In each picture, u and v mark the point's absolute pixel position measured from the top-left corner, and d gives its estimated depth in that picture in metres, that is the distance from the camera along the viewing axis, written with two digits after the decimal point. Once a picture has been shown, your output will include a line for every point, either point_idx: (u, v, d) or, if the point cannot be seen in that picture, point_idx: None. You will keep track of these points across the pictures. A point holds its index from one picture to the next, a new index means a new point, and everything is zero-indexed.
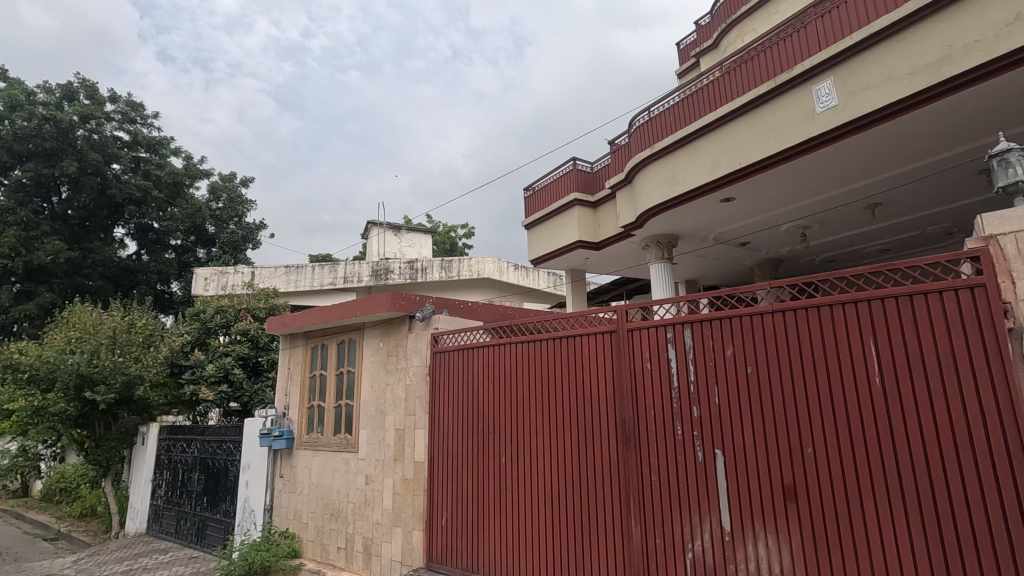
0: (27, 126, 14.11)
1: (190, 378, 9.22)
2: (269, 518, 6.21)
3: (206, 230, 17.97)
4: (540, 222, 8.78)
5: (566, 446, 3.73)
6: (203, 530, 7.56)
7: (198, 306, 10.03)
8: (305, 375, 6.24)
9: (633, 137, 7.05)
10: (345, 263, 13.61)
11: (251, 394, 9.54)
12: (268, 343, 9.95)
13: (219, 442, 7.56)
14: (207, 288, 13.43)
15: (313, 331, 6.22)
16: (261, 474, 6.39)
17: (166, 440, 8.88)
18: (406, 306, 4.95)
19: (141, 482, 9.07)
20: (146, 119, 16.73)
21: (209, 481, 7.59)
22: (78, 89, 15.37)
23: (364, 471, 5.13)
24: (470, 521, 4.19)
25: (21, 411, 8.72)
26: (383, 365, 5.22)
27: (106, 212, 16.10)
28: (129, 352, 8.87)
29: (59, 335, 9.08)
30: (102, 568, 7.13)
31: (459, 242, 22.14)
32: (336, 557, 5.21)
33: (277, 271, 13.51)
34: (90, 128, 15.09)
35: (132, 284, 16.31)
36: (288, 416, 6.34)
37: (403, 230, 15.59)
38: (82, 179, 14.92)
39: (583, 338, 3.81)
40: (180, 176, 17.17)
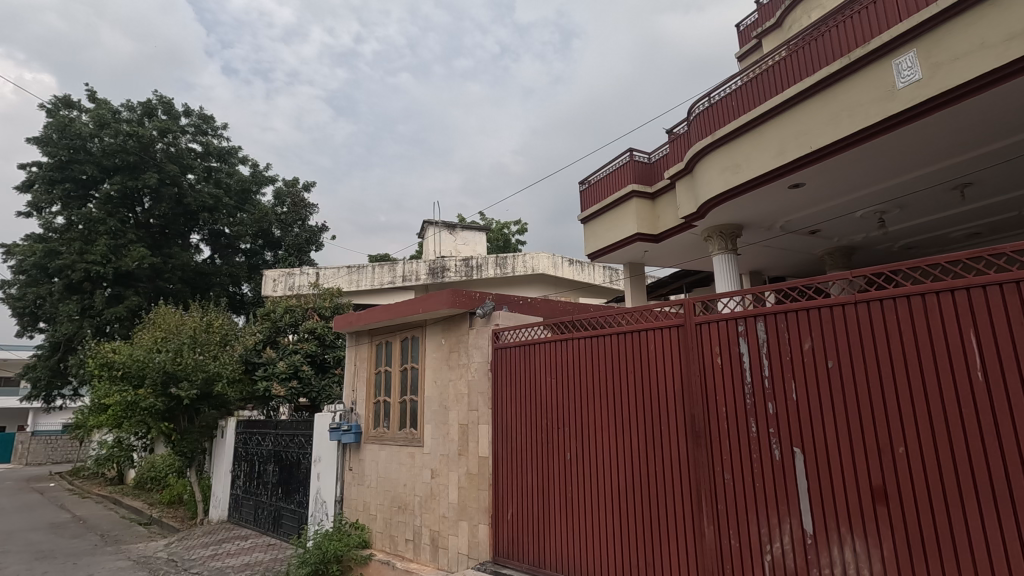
0: (113, 143, 15.29)
1: (263, 375, 9.74)
2: (340, 509, 6.46)
3: (272, 234, 18.86)
4: (596, 215, 8.67)
5: (632, 444, 3.67)
6: (279, 519, 7.94)
7: (269, 306, 10.51)
8: (371, 371, 6.44)
9: (692, 125, 6.84)
10: (404, 262, 13.92)
11: (319, 389, 9.93)
12: (334, 341, 10.32)
13: (292, 436, 7.92)
14: (276, 289, 14.08)
15: (378, 328, 6.39)
16: (332, 467, 6.65)
17: (243, 434, 9.39)
18: (466, 303, 5.01)
19: (222, 472, 9.65)
20: (216, 131, 17.74)
21: (284, 473, 7.97)
22: (156, 105, 16.52)
23: (430, 464, 5.24)
24: (535, 517, 4.20)
25: (116, 406, 9.41)
26: (445, 361, 5.31)
27: (184, 220, 17.18)
28: (208, 350, 9.50)
29: (147, 335, 9.79)
30: (190, 552, 7.64)
31: (513, 238, 22.25)
32: (405, 548, 5.35)
33: (340, 271, 14.01)
34: (168, 142, 16.30)
35: (208, 286, 17.34)
36: (356, 411, 6.57)
37: (458, 229, 15.81)
38: (162, 190, 16.02)
39: (647, 333, 3.73)
40: (248, 183, 18.15)
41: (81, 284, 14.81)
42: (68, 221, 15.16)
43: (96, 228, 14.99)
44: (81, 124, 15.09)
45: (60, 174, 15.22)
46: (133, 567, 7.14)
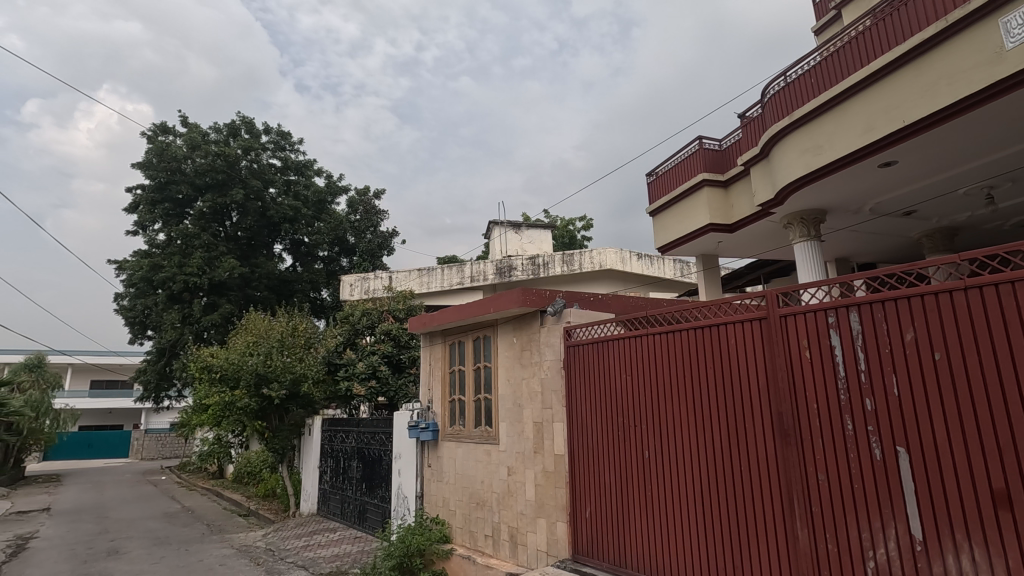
0: (204, 163, 16.55)
1: (344, 375, 10.25)
2: (421, 505, 6.67)
3: (347, 241, 19.76)
4: (665, 207, 8.44)
5: (715, 442, 3.55)
6: (364, 513, 8.31)
7: (347, 309, 11.02)
8: (445, 370, 6.60)
9: (767, 108, 6.52)
10: (472, 263, 14.13)
11: (396, 388, 10.31)
12: (408, 341, 10.68)
13: (373, 434, 8.27)
14: (353, 294, 14.72)
15: (451, 329, 6.52)
16: (412, 464, 6.88)
17: (328, 431, 9.93)
18: (537, 301, 5.03)
19: (310, 468, 10.23)
20: (293, 146, 18.81)
21: (367, 469, 8.34)
22: (240, 126, 17.73)
23: (506, 462, 5.31)
24: (614, 516, 4.15)
25: (216, 405, 10.16)
26: (518, 360, 5.35)
27: (268, 231, 18.33)
28: (294, 352, 10.12)
29: (240, 339, 10.53)
30: (285, 542, 8.16)
31: (578, 234, 22.10)
32: (484, 544, 5.44)
33: (411, 274, 14.45)
34: (251, 159, 17.47)
35: (291, 292, 18.40)
36: (432, 409, 6.75)
37: (524, 227, 15.90)
38: (248, 204, 17.21)
39: (727, 327, 3.58)
40: (323, 194, 19.11)
41: (181, 295, 16.13)
42: (168, 237, 16.57)
43: (192, 243, 16.28)
44: (176, 148, 16.43)
45: (160, 195, 16.66)
46: (237, 554, 7.71)
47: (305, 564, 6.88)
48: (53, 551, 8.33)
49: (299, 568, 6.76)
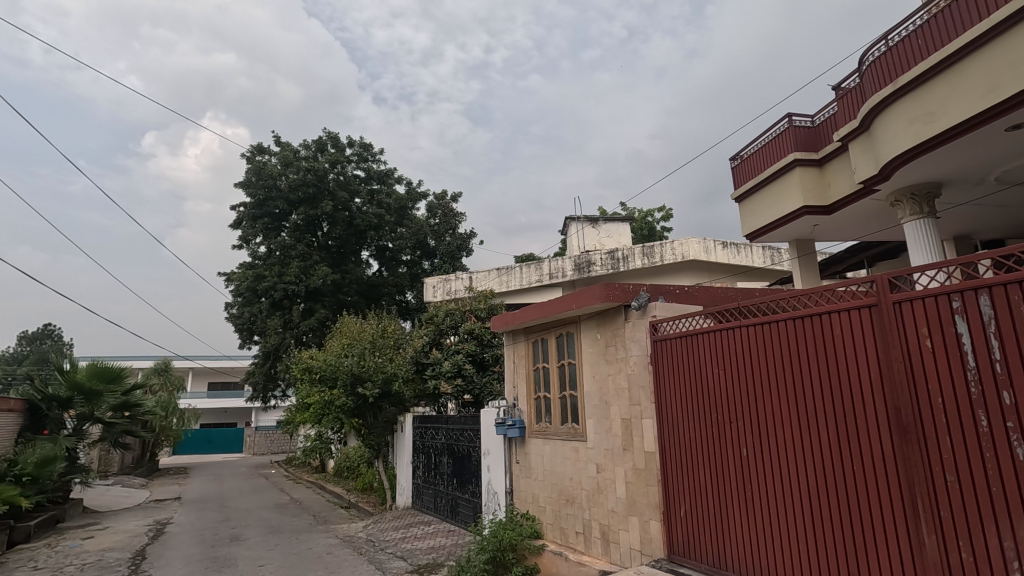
0: (296, 178, 17.78)
1: (432, 374, 10.64)
2: (511, 500, 6.77)
3: (428, 244, 20.43)
4: (753, 191, 7.99)
5: (820, 440, 3.33)
6: (456, 507, 8.56)
7: (431, 311, 11.41)
8: (529, 368, 6.63)
9: (866, 77, 6.00)
10: (550, 260, 14.10)
11: (481, 386, 10.53)
12: (491, 340, 10.87)
13: (462, 431, 8.51)
14: (436, 295, 15.18)
15: (534, 326, 6.54)
16: (501, 461, 7.01)
17: (419, 428, 10.34)
18: (620, 296, 4.94)
19: (404, 463, 10.70)
20: (375, 156, 19.71)
21: (457, 465, 8.58)
22: (327, 141, 18.87)
23: (594, 459, 5.26)
24: (710, 516, 4.01)
25: (317, 404, 10.82)
26: (603, 356, 5.29)
27: (355, 239, 19.31)
28: (385, 353, 10.65)
29: (335, 342, 11.20)
30: (384, 534, 8.58)
31: (657, 226, 21.49)
32: (576, 541, 5.43)
33: (491, 274, 14.67)
34: (338, 171, 18.56)
35: (379, 296, 19.29)
36: (518, 406, 6.79)
37: (601, 221, 15.66)
38: (336, 215, 18.31)
39: (831, 317, 3.34)
40: (404, 201, 19.87)
41: (282, 302, 17.39)
42: (268, 249, 17.92)
43: (289, 253, 17.50)
44: (271, 166, 17.71)
45: (260, 210, 18.04)
46: (341, 544, 8.21)
47: (403, 556, 7.19)
48: (186, 536, 9.29)
49: (398, 559, 7.08)
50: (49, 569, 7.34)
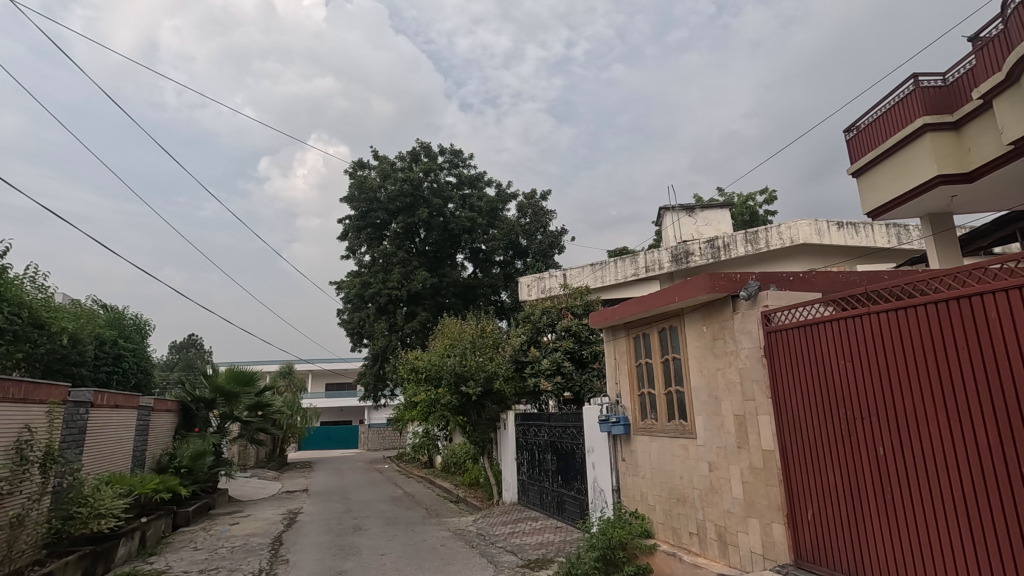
0: (394, 189, 18.73)
1: (531, 372, 10.77)
2: (619, 498, 6.68)
3: (520, 244, 20.70)
4: (873, 164, 7.27)
5: (971, 440, 2.94)
6: (562, 504, 8.59)
7: (528, 310, 11.55)
8: (631, 363, 6.50)
9: (1012, 23, 5.24)
10: (645, 253, 13.75)
11: (581, 383, 10.57)
12: (589, 336, 10.82)
13: (564, 428, 8.54)
14: (531, 294, 15.33)
15: (634, 321, 6.41)
16: (606, 459, 6.95)
17: (521, 425, 10.53)
18: (727, 285, 4.69)
19: (508, 459, 10.92)
20: (466, 162, 20.29)
21: (562, 462, 8.63)
22: (420, 150, 19.71)
23: (706, 457, 5.05)
24: (841, 520, 3.70)
25: (424, 402, 11.30)
26: (710, 349, 5.05)
27: (450, 243, 19.99)
28: (485, 352, 10.92)
29: (438, 343, 11.64)
30: (493, 528, 8.82)
31: (759, 210, 20.25)
32: (690, 542, 5.23)
33: (585, 270, 14.52)
34: (431, 179, 19.33)
35: (475, 297, 19.86)
36: (621, 403, 6.67)
37: (698, 210, 15.02)
38: (432, 221, 19.07)
39: (979, 299, 2.93)
40: (496, 203, 20.32)
41: (387, 307, 18.41)
42: (372, 258, 19.03)
43: (391, 260, 18.47)
44: (371, 179, 18.79)
45: (363, 222, 19.19)
46: (454, 536, 8.55)
47: (514, 550, 7.33)
48: (315, 525, 10.13)
49: (509, 553, 7.23)
50: (206, 549, 8.34)
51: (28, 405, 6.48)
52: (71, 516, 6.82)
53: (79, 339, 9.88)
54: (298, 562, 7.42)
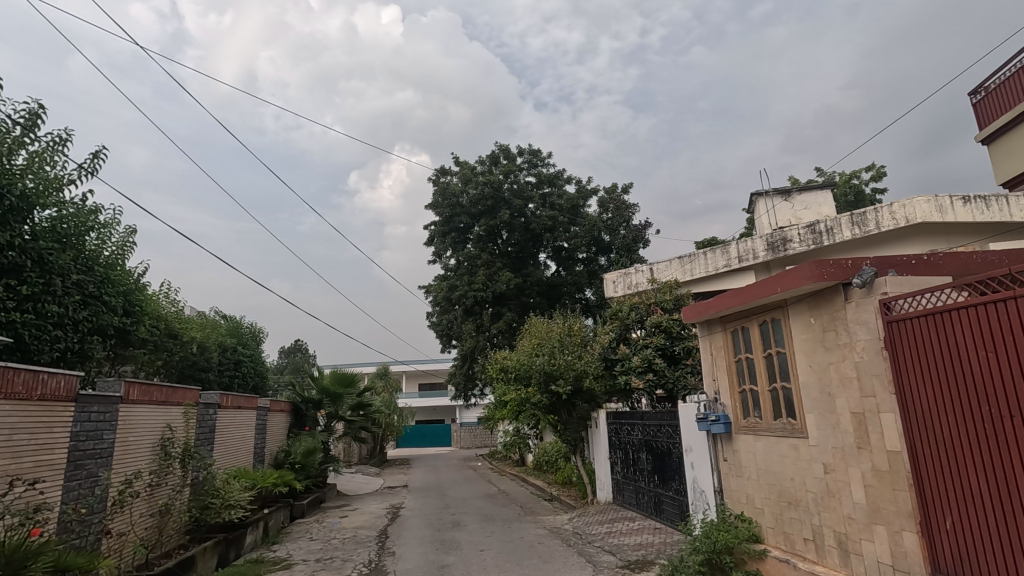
0: (477, 193, 19.16)
1: (622, 370, 10.57)
2: (723, 500, 6.38)
3: (603, 240, 20.41)
4: (1007, 129, 6.43)
5: None
6: (660, 505, 8.35)
7: (615, 307, 11.35)
8: (730, 359, 6.19)
9: None
10: (737, 243, 13.05)
11: (674, 380, 10.20)
12: (681, 332, 10.46)
13: (659, 426, 8.33)
14: (617, 290, 15.07)
15: (731, 315, 6.10)
16: (706, 459, 6.68)
17: (613, 424, 10.39)
18: (837, 273, 4.34)
19: (602, 458, 10.80)
20: (544, 161, 20.35)
21: (658, 461, 8.41)
22: (499, 153, 20.02)
23: (820, 458, 4.70)
24: (983, 531, 3.30)
25: (513, 401, 11.34)
26: (820, 342, 4.70)
27: (532, 243, 20.08)
28: (573, 351, 10.88)
29: (526, 343, 11.74)
30: (589, 527, 8.74)
31: (866, 188, 18.61)
32: (805, 548, 4.89)
33: (672, 263, 13.87)
34: (512, 181, 19.59)
35: (560, 295, 19.83)
36: (720, 401, 6.38)
37: (795, 193, 14.04)
38: (514, 222, 19.27)
39: None
40: (576, 200, 20.18)
41: (474, 308, 18.85)
42: (458, 261, 19.56)
43: (476, 263, 18.88)
44: (454, 185, 19.34)
45: (448, 227, 19.79)
46: (550, 535, 8.57)
47: (612, 550, 7.22)
48: (417, 520, 10.57)
49: (607, 553, 7.14)
50: (321, 539, 8.97)
51: (169, 406, 7.30)
52: (207, 506, 7.59)
53: (205, 347, 10.99)
54: (404, 555, 7.78)
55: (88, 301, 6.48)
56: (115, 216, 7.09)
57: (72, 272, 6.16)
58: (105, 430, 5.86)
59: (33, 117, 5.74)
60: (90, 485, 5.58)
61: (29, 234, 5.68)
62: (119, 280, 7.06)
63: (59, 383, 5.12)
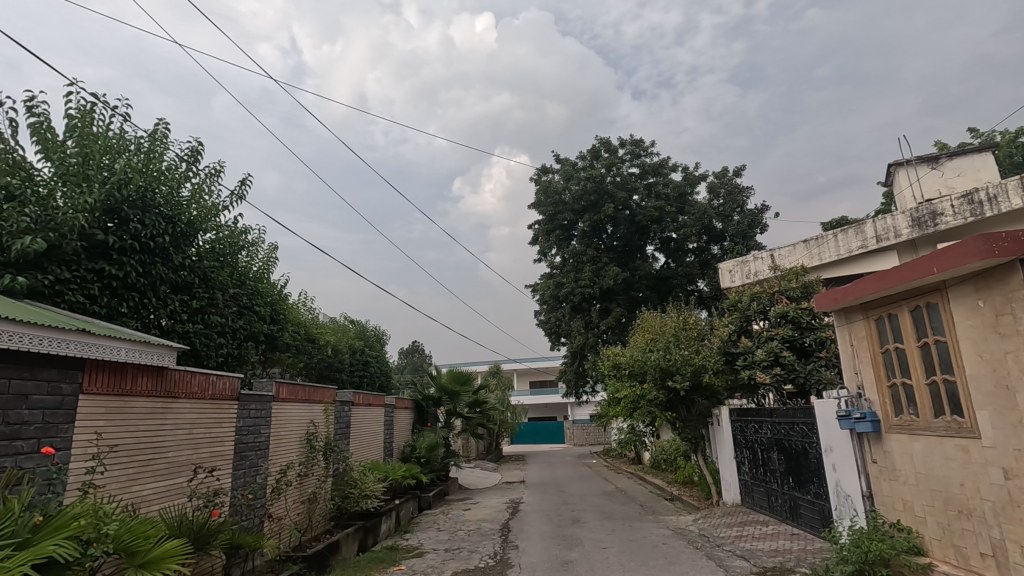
0: (580, 188, 19.03)
1: (744, 364, 9.86)
2: (874, 507, 5.75)
3: (715, 228, 19.38)
4: None
5: None
6: (797, 509, 7.75)
7: (733, 297, 10.69)
8: (875, 350, 5.57)
9: None
10: (873, 221, 11.73)
11: (806, 375, 9.39)
12: (811, 322, 9.66)
13: (791, 424, 7.75)
14: (734, 279, 14.20)
15: (874, 301, 5.49)
16: (851, 460, 6.10)
17: (738, 422, 9.84)
18: (1011, 247, 3.75)
19: (726, 458, 10.24)
20: (647, 150, 19.73)
21: (792, 462, 7.83)
22: (600, 147, 19.73)
23: (997, 462, 4.08)
24: None
25: (626, 399, 10.92)
26: (992, 328, 4.09)
27: (638, 235, 19.52)
28: (690, 345, 10.43)
29: (638, 338, 11.44)
30: (717, 529, 8.33)
31: None
32: (982, 564, 4.27)
33: (796, 248, 12.79)
34: (614, 173, 19.23)
35: (670, 288, 19.08)
36: (865, 397, 5.78)
37: (945, 159, 12.31)
38: (618, 215, 18.78)
39: None
40: (683, 187, 19.35)
41: (582, 305, 18.74)
42: (563, 259, 19.55)
43: (582, 259, 18.75)
44: (556, 183, 19.35)
45: (552, 225, 19.89)
46: (675, 535, 8.29)
47: (745, 555, 6.81)
48: (537, 515, 10.74)
49: (739, 558, 6.74)
50: (448, 530, 9.41)
51: (311, 404, 8.07)
52: (347, 495, 8.29)
53: (338, 349, 12.03)
54: (527, 549, 7.93)
55: (243, 311, 7.35)
56: (259, 234, 7.98)
57: (230, 287, 7.04)
58: (263, 425, 6.62)
59: (195, 154, 6.62)
60: (253, 473, 6.34)
61: (195, 255, 6.54)
62: (266, 292, 7.95)
63: (225, 384, 5.85)
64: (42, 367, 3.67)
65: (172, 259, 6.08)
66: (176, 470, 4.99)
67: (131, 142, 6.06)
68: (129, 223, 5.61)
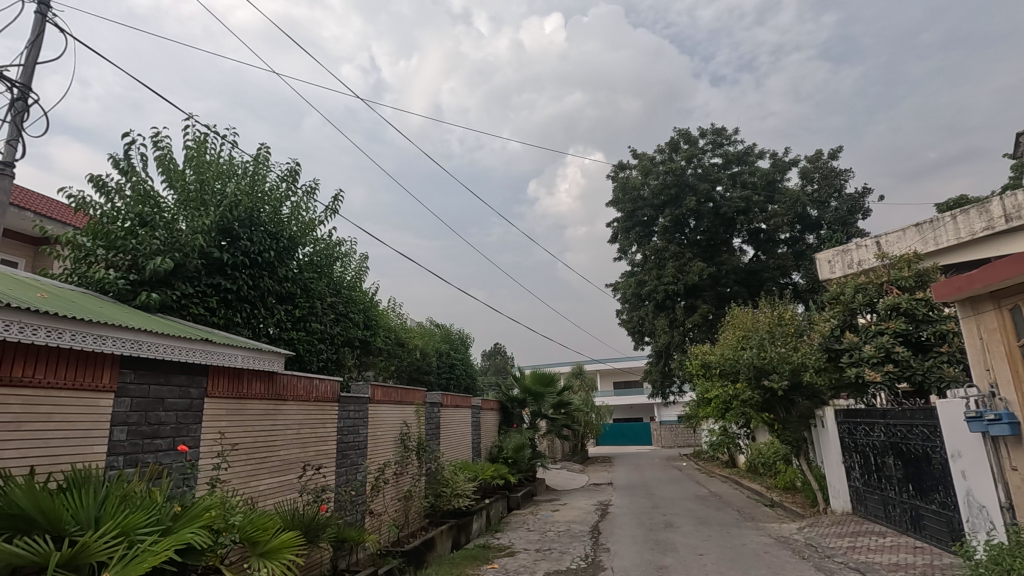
0: (659, 182, 18.48)
1: (850, 361, 9.12)
2: (1015, 520, 5.12)
3: (809, 215, 18.13)
4: None
5: None
6: (919, 519, 7.05)
7: (835, 290, 9.96)
8: (1011, 344, 4.96)
9: None
10: (1000, 198, 10.55)
11: (924, 372, 8.54)
12: (928, 314, 8.77)
13: (909, 427, 7.08)
14: (834, 270, 13.19)
15: (1008, 289, 4.90)
16: (985, 467, 5.47)
17: (846, 424, 9.12)
18: None
19: (833, 463, 9.51)
20: (730, 138, 18.81)
21: (911, 468, 7.14)
22: (679, 139, 19.06)
23: None
24: None
25: (719, 399, 10.51)
26: None
27: (724, 228, 18.65)
28: (787, 342, 9.81)
29: (729, 336, 10.92)
30: (826, 539, 7.76)
31: None
32: None
33: (905, 233, 11.65)
34: (695, 165, 18.52)
35: (761, 282, 18.04)
36: (1000, 396, 5.15)
37: None
38: (701, 208, 18.07)
39: None
40: (772, 175, 18.28)
41: (666, 303, 18.18)
42: (644, 256, 19.05)
43: (664, 256, 18.12)
44: (634, 179, 18.91)
45: (631, 222, 19.48)
46: (778, 544, 7.81)
47: (860, 569, 6.28)
48: (627, 518, 10.54)
49: (855, 571, 6.23)
50: (538, 531, 9.48)
51: (404, 406, 8.42)
52: (439, 493, 8.60)
53: (426, 352, 12.46)
54: (618, 552, 7.82)
55: (340, 317, 7.81)
56: (352, 245, 8.44)
57: (327, 296, 7.51)
58: (361, 425, 6.99)
59: (293, 173, 7.13)
60: (354, 471, 6.71)
61: (296, 268, 7.04)
62: (360, 299, 8.40)
63: (326, 387, 6.24)
64: (174, 373, 4.09)
65: (276, 272, 6.59)
66: (287, 466, 5.38)
67: (238, 167, 6.64)
68: (239, 241, 6.15)
